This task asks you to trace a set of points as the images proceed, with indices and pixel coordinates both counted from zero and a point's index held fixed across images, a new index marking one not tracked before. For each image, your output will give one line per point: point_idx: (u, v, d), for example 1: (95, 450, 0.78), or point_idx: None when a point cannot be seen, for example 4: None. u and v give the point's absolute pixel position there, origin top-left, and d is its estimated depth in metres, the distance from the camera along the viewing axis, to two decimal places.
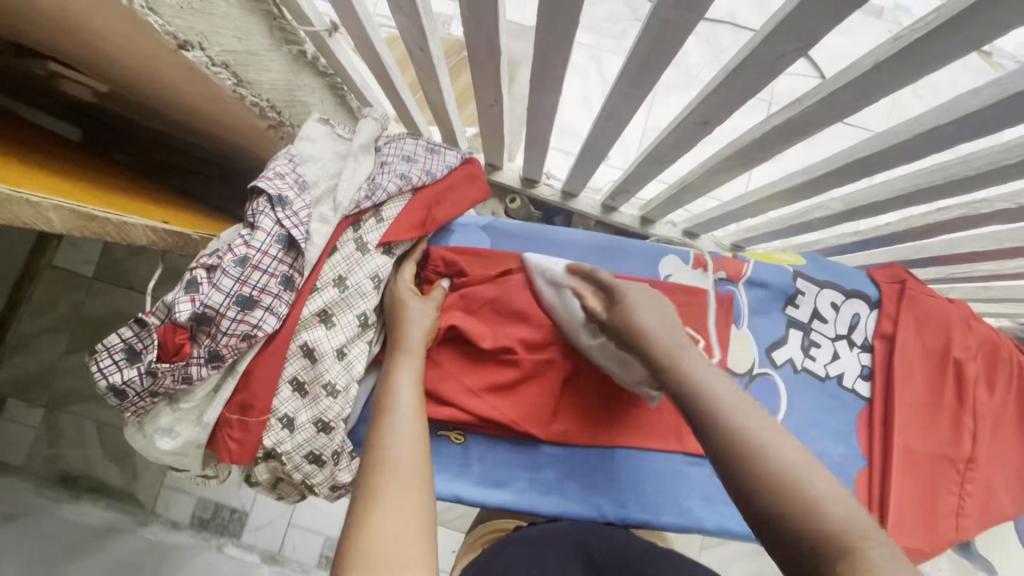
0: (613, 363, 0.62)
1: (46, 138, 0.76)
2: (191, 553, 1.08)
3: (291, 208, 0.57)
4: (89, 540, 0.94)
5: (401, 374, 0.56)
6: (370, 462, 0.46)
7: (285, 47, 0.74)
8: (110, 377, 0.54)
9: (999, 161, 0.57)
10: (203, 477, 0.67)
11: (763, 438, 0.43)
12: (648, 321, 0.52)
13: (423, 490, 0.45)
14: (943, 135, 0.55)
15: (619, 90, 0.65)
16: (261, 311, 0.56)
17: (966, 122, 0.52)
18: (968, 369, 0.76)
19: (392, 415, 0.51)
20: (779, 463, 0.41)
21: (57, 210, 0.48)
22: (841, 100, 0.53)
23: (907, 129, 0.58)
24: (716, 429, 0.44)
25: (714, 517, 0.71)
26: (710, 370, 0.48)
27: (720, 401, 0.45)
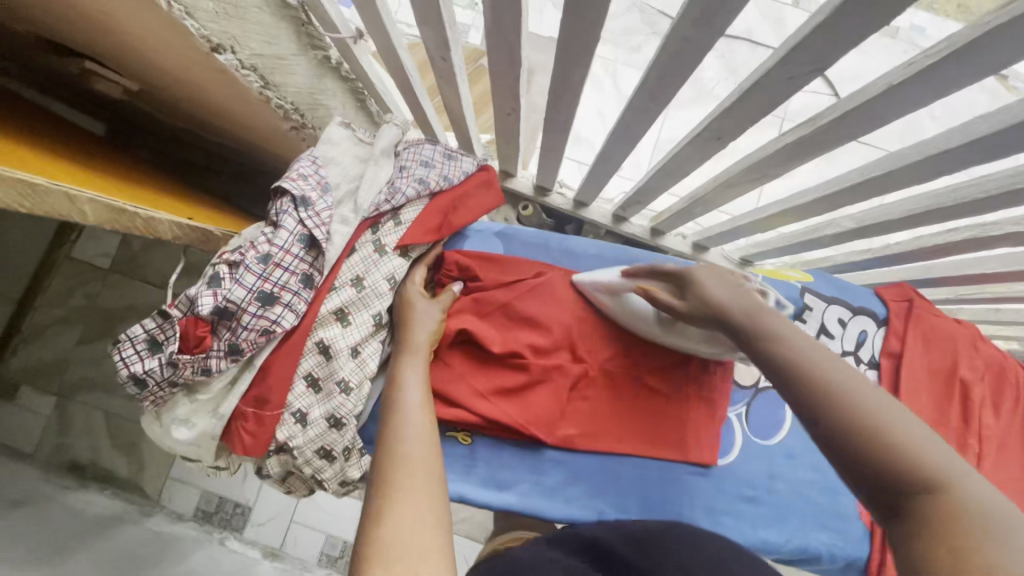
0: (701, 339, 0.65)
1: (75, 132, 0.78)
2: (194, 546, 1.09)
3: (313, 209, 0.59)
4: (96, 530, 0.96)
5: (409, 374, 0.57)
6: (383, 459, 0.47)
7: (311, 52, 0.76)
8: (132, 366, 0.55)
9: (1008, 185, 0.58)
10: (214, 468, 0.69)
11: (843, 383, 0.45)
12: (720, 292, 0.56)
13: (435, 486, 0.46)
14: (954, 157, 0.56)
15: (635, 104, 0.66)
16: (280, 307, 0.58)
17: (975, 146, 0.54)
18: (974, 390, 0.76)
19: (402, 413, 0.52)
20: (857, 402, 0.43)
21: (92, 205, 0.50)
22: (852, 121, 0.55)
23: (919, 150, 0.59)
24: (796, 379, 0.47)
25: (715, 528, 0.72)
26: (796, 332, 0.52)
27: (802, 356, 0.48)
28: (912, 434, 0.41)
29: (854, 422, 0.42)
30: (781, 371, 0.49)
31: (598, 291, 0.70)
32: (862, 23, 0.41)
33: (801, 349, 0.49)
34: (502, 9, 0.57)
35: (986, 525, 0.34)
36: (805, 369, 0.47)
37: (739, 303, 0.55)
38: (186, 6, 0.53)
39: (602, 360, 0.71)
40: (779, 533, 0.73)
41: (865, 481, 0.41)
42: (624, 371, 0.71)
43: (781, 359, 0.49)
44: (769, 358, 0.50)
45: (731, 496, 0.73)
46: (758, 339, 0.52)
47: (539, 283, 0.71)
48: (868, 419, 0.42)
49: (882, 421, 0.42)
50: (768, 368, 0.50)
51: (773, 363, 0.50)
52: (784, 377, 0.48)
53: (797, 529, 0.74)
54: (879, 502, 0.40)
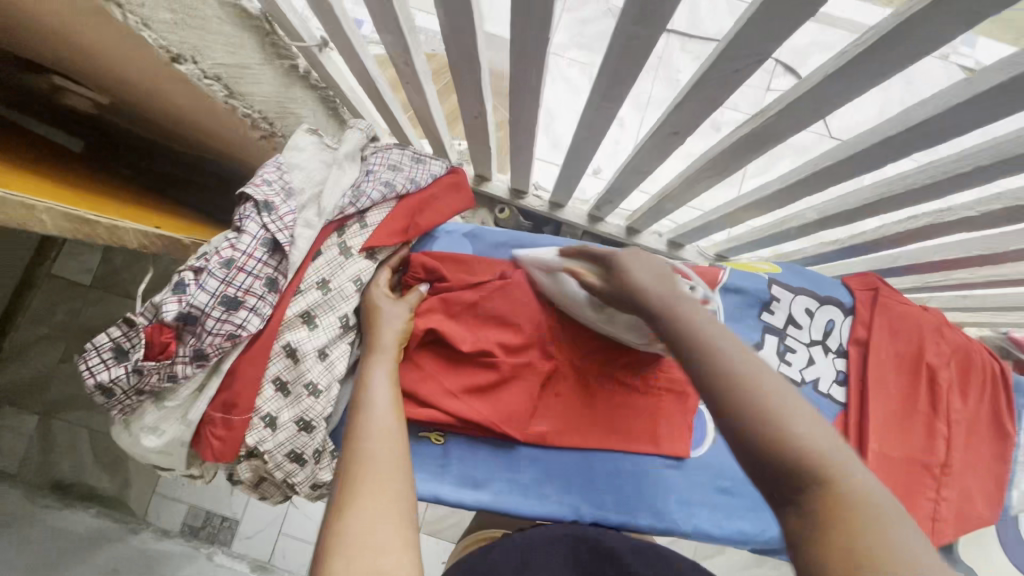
0: (625, 326, 0.66)
1: (49, 148, 0.79)
2: (181, 560, 1.09)
3: (277, 214, 0.60)
4: (78, 548, 0.96)
5: (376, 372, 0.58)
6: (346, 460, 0.47)
7: (278, 62, 0.77)
8: (97, 376, 0.55)
9: (953, 171, 0.60)
10: (189, 478, 0.69)
11: (758, 380, 0.43)
12: (644, 280, 0.54)
13: (400, 479, 0.47)
14: (899, 143, 0.58)
15: (593, 103, 0.67)
16: (244, 312, 0.58)
17: (916, 132, 0.55)
18: (941, 375, 0.78)
19: (367, 411, 0.53)
20: (772, 402, 0.42)
21: (50, 213, 0.50)
22: (799, 111, 0.56)
23: (867, 137, 0.61)
24: (713, 373, 0.44)
25: (691, 519, 0.72)
26: (711, 321, 0.49)
27: (717, 348, 0.46)
28: (816, 432, 0.40)
29: (766, 423, 0.41)
30: (698, 365, 0.46)
31: (540, 269, 0.70)
32: (789, 16, 0.43)
33: (717, 341, 0.46)
34: (457, 13, 0.59)
35: (882, 530, 0.35)
36: (724, 366, 0.44)
37: (662, 293, 0.52)
38: (143, 19, 0.54)
39: (571, 356, 0.72)
40: (753, 522, 0.73)
41: (772, 480, 0.40)
42: (594, 366, 0.72)
43: (701, 352, 0.46)
44: (684, 351, 0.47)
45: (705, 486, 0.73)
46: (677, 331, 0.48)
47: (507, 282, 0.71)
48: (778, 417, 0.41)
49: (793, 419, 0.41)
50: (682, 360, 0.47)
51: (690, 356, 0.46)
52: (694, 370, 0.46)
53: (773, 518, 0.74)
54: (778, 499, 0.40)
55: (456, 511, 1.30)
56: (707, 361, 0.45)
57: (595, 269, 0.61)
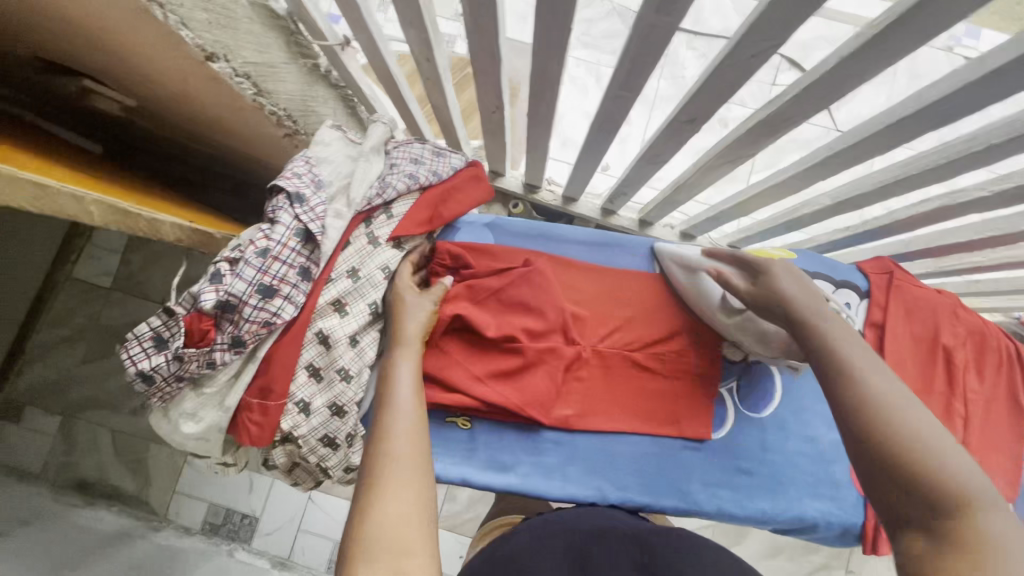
0: (752, 339, 0.67)
1: (77, 151, 0.81)
2: (202, 557, 1.11)
3: (308, 205, 0.62)
4: (102, 545, 0.98)
5: (402, 367, 0.59)
6: (372, 457, 0.48)
7: (300, 59, 0.80)
8: (139, 364, 0.57)
9: (966, 150, 0.61)
10: (222, 465, 0.71)
11: (892, 401, 0.45)
12: (791, 290, 0.57)
13: (421, 472, 0.48)
14: (909, 126, 0.59)
15: (611, 93, 0.69)
16: (280, 299, 0.60)
17: (929, 113, 0.56)
18: (957, 356, 0.79)
19: (394, 408, 0.54)
20: (904, 422, 0.44)
21: (97, 205, 0.52)
22: (813, 96, 0.58)
23: (878, 120, 0.62)
24: (849, 387, 0.47)
25: (712, 500, 0.73)
26: (852, 343, 0.51)
27: (854, 365, 0.49)
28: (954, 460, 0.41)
29: (893, 440, 0.43)
30: (831, 380, 0.49)
31: (678, 263, 0.73)
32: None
33: (862, 365, 0.48)
34: (480, 8, 0.60)
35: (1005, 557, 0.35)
36: (859, 385, 0.47)
37: (807, 302, 0.55)
38: (181, 17, 0.56)
39: (594, 341, 0.74)
40: (774, 502, 0.74)
41: (894, 496, 0.41)
42: (616, 351, 0.74)
43: (835, 368, 0.49)
44: (822, 359, 0.51)
45: (726, 468, 0.75)
46: (816, 345, 0.52)
47: (528, 270, 0.73)
48: (908, 439, 0.42)
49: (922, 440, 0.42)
50: (820, 374, 0.51)
51: (825, 371, 0.50)
52: (835, 387, 0.48)
53: (793, 498, 0.75)
54: (896, 519, 0.41)
55: (472, 505, 1.32)
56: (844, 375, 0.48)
57: (739, 273, 0.64)
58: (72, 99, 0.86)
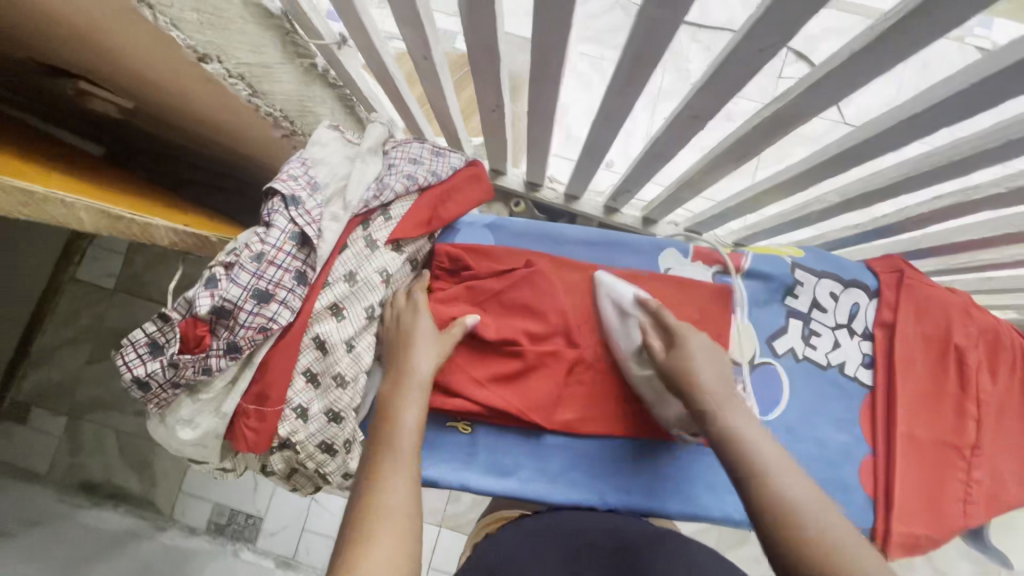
0: (653, 396, 0.67)
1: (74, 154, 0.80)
2: (208, 558, 1.12)
3: (304, 208, 0.60)
4: (108, 548, 0.99)
5: (408, 414, 0.56)
6: (365, 505, 0.48)
7: (297, 60, 0.78)
8: (134, 370, 0.57)
9: (980, 145, 0.59)
10: (221, 470, 0.71)
11: (806, 507, 0.46)
12: (704, 372, 0.56)
13: (410, 537, 0.46)
14: (922, 122, 0.57)
15: (613, 90, 0.67)
16: (275, 304, 0.59)
17: (942, 109, 0.54)
18: (970, 356, 0.77)
19: (391, 460, 0.52)
20: (815, 533, 0.44)
21: (88, 210, 0.52)
22: (823, 91, 0.56)
23: (888, 116, 0.60)
24: (759, 489, 0.48)
25: (720, 505, 0.72)
26: (763, 436, 0.52)
27: (764, 465, 0.49)
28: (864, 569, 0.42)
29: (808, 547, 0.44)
30: (742, 479, 0.50)
31: (612, 300, 0.71)
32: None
33: (773, 465, 0.49)
34: (477, 5, 0.59)
35: None
36: (771, 487, 0.48)
37: (714, 388, 0.56)
38: (171, 18, 0.55)
39: (598, 345, 0.72)
40: None
41: None
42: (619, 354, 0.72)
43: (744, 465, 0.50)
44: (727, 454, 0.51)
45: None
46: (722, 437, 0.52)
47: (531, 272, 0.71)
48: (822, 550, 0.43)
49: (835, 550, 0.43)
50: (729, 469, 0.51)
51: (734, 467, 0.51)
52: (747, 487, 0.49)
53: None
54: None
55: (476, 505, 1.31)
56: (751, 474, 0.49)
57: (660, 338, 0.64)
58: (70, 101, 0.85)
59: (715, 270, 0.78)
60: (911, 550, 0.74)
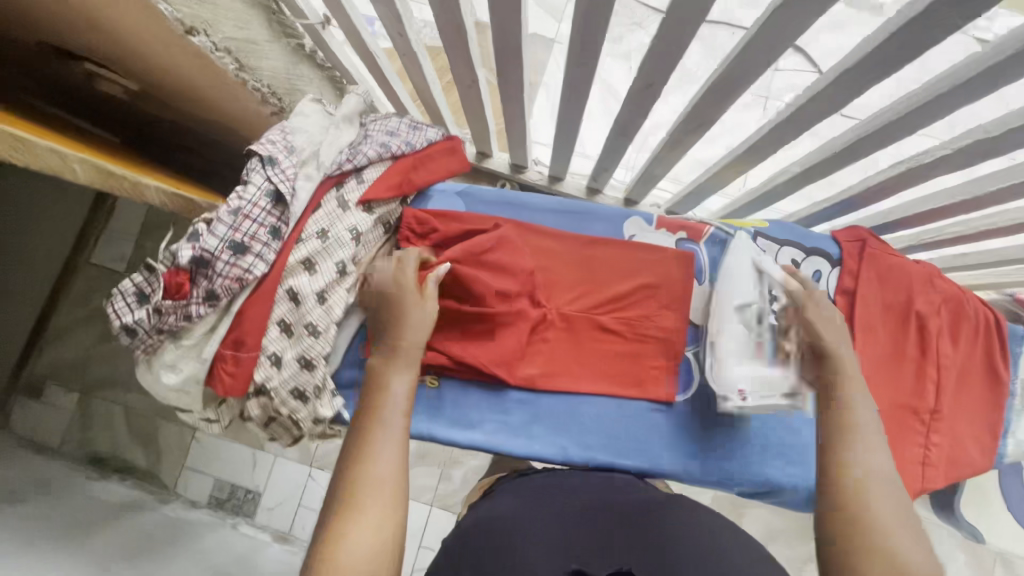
0: (734, 344, 0.67)
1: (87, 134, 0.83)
2: (207, 529, 1.19)
3: (280, 168, 0.65)
4: (108, 516, 1.05)
5: (398, 382, 0.55)
6: (350, 476, 0.48)
7: (285, 40, 0.85)
8: (123, 317, 0.62)
9: (916, 103, 0.59)
10: (206, 421, 0.74)
11: (881, 478, 0.50)
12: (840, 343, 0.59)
13: (398, 506, 0.47)
14: (851, 84, 0.59)
15: (572, 58, 0.69)
16: (251, 257, 0.64)
17: (869, 66, 0.55)
18: (930, 323, 0.78)
19: (382, 427, 0.51)
20: (880, 499, 0.48)
21: (79, 164, 0.57)
22: (750, 59, 0.57)
23: (823, 80, 0.61)
24: (844, 447, 0.52)
25: (675, 461, 0.74)
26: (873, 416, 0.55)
27: (861, 432, 0.53)
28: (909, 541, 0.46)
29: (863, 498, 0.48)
30: (831, 433, 0.54)
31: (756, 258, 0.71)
32: None
33: (867, 438, 0.53)
34: None
35: None
36: (858, 451, 0.52)
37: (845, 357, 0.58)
38: None
39: (561, 305, 0.76)
40: (739, 464, 0.75)
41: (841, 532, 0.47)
42: (581, 315, 0.76)
43: (843, 424, 0.54)
44: (826, 411, 0.56)
45: (691, 431, 0.75)
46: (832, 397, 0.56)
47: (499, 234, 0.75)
48: (874, 507, 0.48)
49: (887, 513, 0.47)
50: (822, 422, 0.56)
51: (829, 423, 0.55)
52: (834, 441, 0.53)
53: (758, 459, 0.75)
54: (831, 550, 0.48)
55: (467, 484, 1.34)
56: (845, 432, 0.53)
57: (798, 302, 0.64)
58: (86, 94, 0.91)
59: (680, 237, 0.81)
60: None
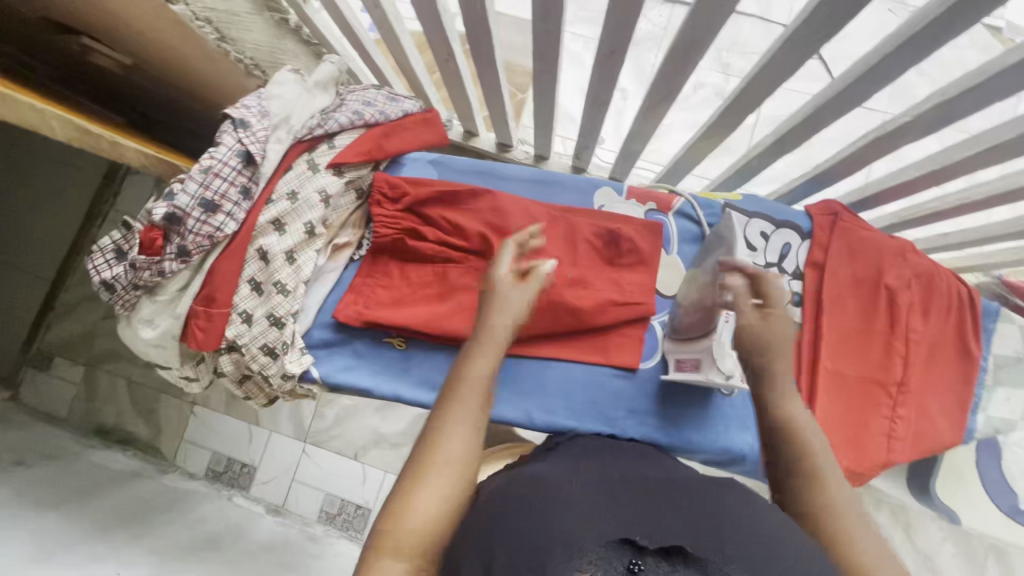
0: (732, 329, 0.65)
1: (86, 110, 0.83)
2: (202, 499, 1.22)
3: (251, 131, 0.68)
4: (106, 481, 1.09)
5: (482, 364, 0.52)
6: (424, 446, 0.47)
7: (267, 14, 0.89)
8: (102, 273, 0.65)
9: (871, 65, 0.60)
10: (186, 380, 0.77)
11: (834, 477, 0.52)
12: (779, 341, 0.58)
13: (462, 488, 0.46)
14: (802, 42, 0.59)
15: (538, 27, 0.71)
16: (222, 215, 0.66)
17: (817, 27, 0.56)
18: (901, 297, 0.77)
19: (460, 406, 0.49)
20: (838, 500, 0.50)
21: (58, 120, 0.60)
22: (705, 16, 0.58)
23: (779, 40, 0.61)
24: (794, 447, 0.54)
25: (640, 428, 0.75)
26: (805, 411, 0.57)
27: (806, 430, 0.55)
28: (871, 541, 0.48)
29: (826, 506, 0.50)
30: (775, 435, 0.55)
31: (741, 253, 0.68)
32: None
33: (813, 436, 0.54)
34: None
35: None
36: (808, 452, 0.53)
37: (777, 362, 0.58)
38: None
39: None
40: (703, 432, 0.75)
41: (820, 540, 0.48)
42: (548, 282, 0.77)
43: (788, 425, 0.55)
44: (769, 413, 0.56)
45: (656, 397, 0.76)
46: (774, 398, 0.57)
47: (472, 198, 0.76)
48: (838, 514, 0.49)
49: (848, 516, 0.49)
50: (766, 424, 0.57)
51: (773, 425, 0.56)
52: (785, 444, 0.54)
53: (721, 427, 0.76)
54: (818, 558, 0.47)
55: None
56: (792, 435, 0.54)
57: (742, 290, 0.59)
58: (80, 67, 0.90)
59: (648, 207, 0.82)
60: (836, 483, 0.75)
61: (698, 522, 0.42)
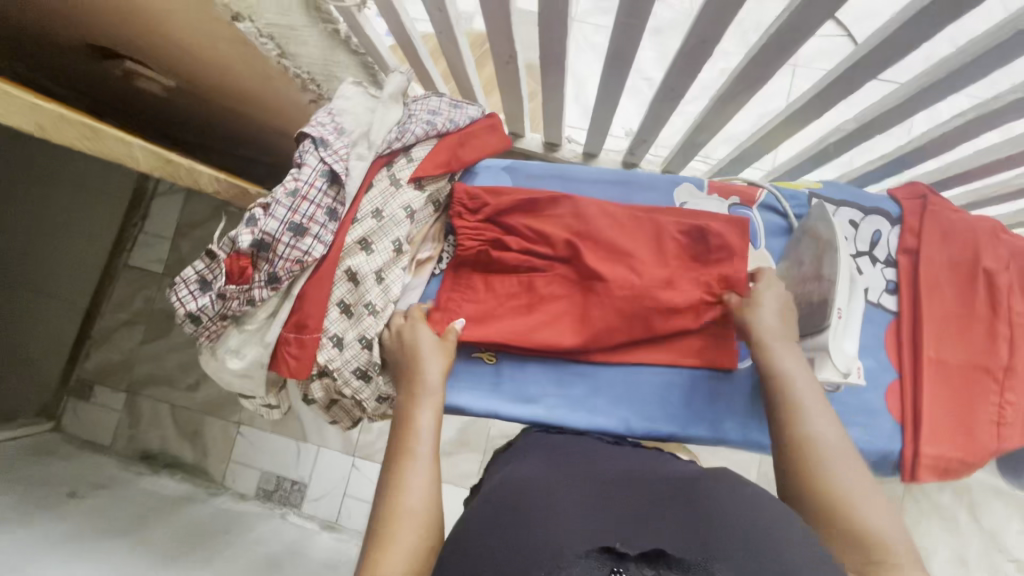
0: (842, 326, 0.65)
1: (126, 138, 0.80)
2: (257, 520, 1.21)
3: (332, 148, 0.65)
4: (162, 508, 1.08)
5: (423, 414, 0.58)
6: (387, 505, 0.50)
7: (322, 26, 0.83)
8: (187, 304, 0.62)
9: (985, 46, 0.57)
10: (267, 409, 0.75)
11: (832, 446, 0.54)
12: (765, 323, 0.64)
13: (429, 541, 0.48)
14: (915, 23, 0.56)
15: (619, 22, 0.68)
16: (310, 238, 0.64)
17: (932, 12, 0.53)
18: (1001, 279, 0.74)
19: (415, 462, 0.53)
20: (837, 472, 0.52)
21: (141, 150, 0.57)
22: (815, 2, 0.55)
23: (887, 24, 0.58)
24: (794, 423, 0.57)
25: (743, 432, 0.73)
26: (808, 381, 0.60)
27: (804, 404, 0.57)
28: (871, 511, 0.49)
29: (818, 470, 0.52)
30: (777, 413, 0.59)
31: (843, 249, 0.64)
32: None
33: (810, 409, 0.57)
34: None
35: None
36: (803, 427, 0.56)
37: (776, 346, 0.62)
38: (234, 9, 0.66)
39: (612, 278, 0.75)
40: None
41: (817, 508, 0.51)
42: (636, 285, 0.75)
43: (789, 400, 0.58)
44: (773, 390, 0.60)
45: (755, 398, 0.74)
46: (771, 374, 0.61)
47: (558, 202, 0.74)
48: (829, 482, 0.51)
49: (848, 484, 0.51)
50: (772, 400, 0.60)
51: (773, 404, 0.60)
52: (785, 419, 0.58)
53: None
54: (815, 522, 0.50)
55: None
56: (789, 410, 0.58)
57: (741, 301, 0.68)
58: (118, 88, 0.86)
59: (733, 201, 0.80)
60: (944, 474, 0.73)
61: (698, 526, 0.39)
